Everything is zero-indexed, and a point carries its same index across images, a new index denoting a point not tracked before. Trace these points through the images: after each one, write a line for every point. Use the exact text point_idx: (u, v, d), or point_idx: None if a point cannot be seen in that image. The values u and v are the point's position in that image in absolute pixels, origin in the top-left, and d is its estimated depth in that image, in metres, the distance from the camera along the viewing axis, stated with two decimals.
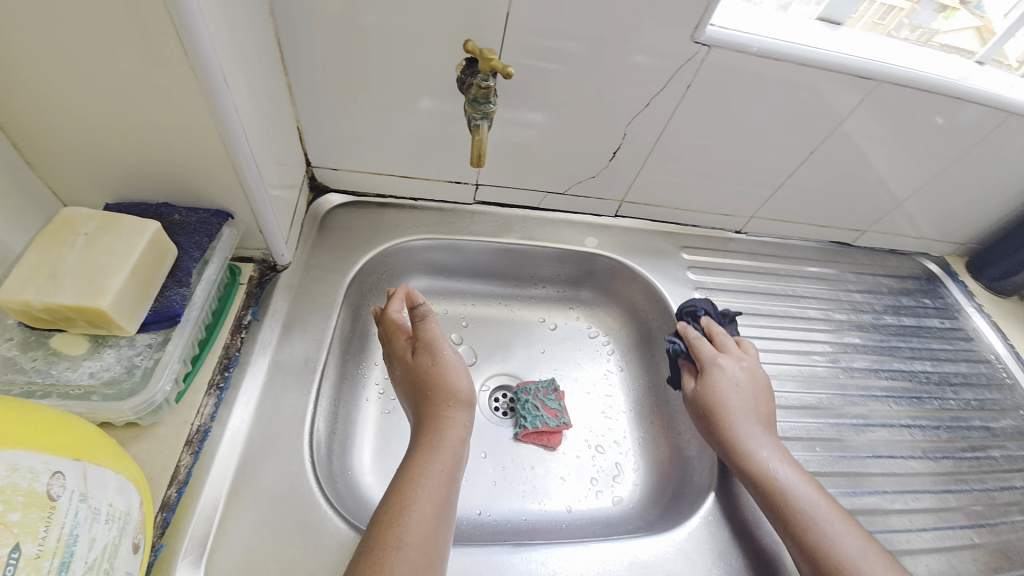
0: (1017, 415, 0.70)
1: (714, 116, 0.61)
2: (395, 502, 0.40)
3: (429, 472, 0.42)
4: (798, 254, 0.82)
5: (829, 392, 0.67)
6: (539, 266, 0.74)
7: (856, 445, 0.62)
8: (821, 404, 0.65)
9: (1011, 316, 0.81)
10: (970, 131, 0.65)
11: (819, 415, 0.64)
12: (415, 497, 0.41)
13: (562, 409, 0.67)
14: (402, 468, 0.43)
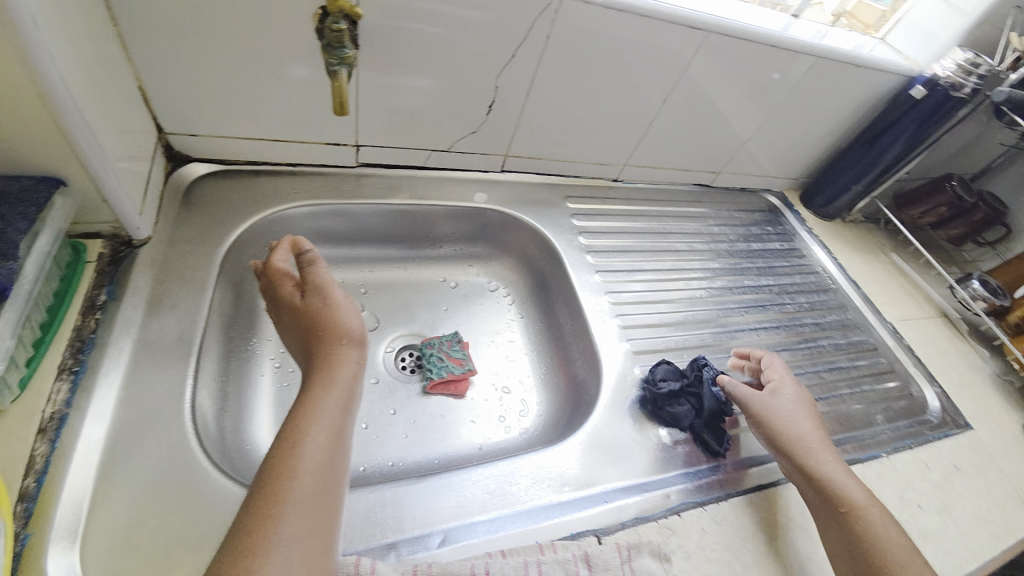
0: (840, 311, 0.85)
1: (575, 67, 0.65)
2: (289, 439, 0.40)
3: (324, 410, 0.42)
4: (665, 197, 0.92)
5: (693, 309, 0.77)
6: (432, 224, 0.76)
7: (717, 351, 0.72)
8: (687, 320, 0.74)
9: (834, 235, 0.98)
10: (788, 79, 0.77)
11: (687, 330, 0.73)
12: (311, 429, 0.41)
13: (467, 358, 0.71)
14: (295, 405, 0.43)
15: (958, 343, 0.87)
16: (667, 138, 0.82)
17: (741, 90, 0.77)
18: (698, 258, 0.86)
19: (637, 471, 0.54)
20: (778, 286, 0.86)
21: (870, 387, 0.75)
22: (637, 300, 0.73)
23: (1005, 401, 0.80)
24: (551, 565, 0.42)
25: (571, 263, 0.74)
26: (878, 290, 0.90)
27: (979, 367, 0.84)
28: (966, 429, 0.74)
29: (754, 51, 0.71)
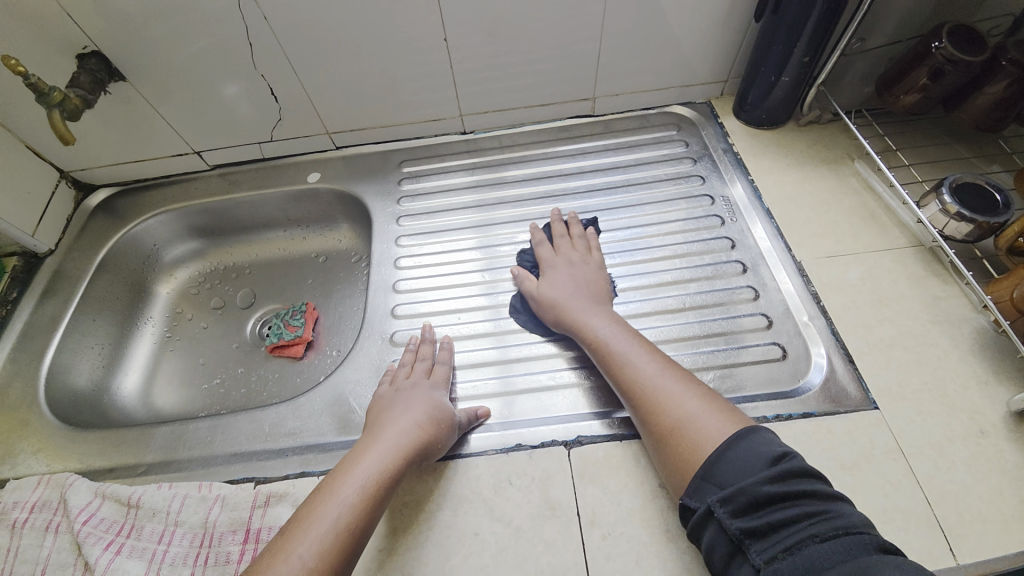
0: (725, 249, 0.67)
1: (319, 35, 0.68)
2: (329, 491, 0.44)
3: (365, 465, 0.46)
4: (524, 141, 0.83)
5: (501, 265, 0.71)
6: (282, 208, 0.85)
7: (506, 310, 0.66)
8: (485, 277, 0.69)
9: (763, 149, 0.75)
10: None
11: (480, 289, 0.68)
12: (351, 478, 0.45)
13: (301, 325, 0.80)
14: (344, 465, 0.46)
15: (930, 284, 0.59)
16: (485, 76, 0.76)
17: (528, 0, 0.67)
18: (540, 203, 0.77)
19: (332, 430, 0.56)
20: (642, 226, 0.72)
21: (713, 348, 0.59)
22: (430, 262, 0.72)
23: (982, 367, 0.53)
24: (194, 500, 0.50)
25: (377, 229, 0.76)
26: (804, 217, 0.67)
27: (955, 318, 0.56)
28: (862, 407, 0.52)
29: None
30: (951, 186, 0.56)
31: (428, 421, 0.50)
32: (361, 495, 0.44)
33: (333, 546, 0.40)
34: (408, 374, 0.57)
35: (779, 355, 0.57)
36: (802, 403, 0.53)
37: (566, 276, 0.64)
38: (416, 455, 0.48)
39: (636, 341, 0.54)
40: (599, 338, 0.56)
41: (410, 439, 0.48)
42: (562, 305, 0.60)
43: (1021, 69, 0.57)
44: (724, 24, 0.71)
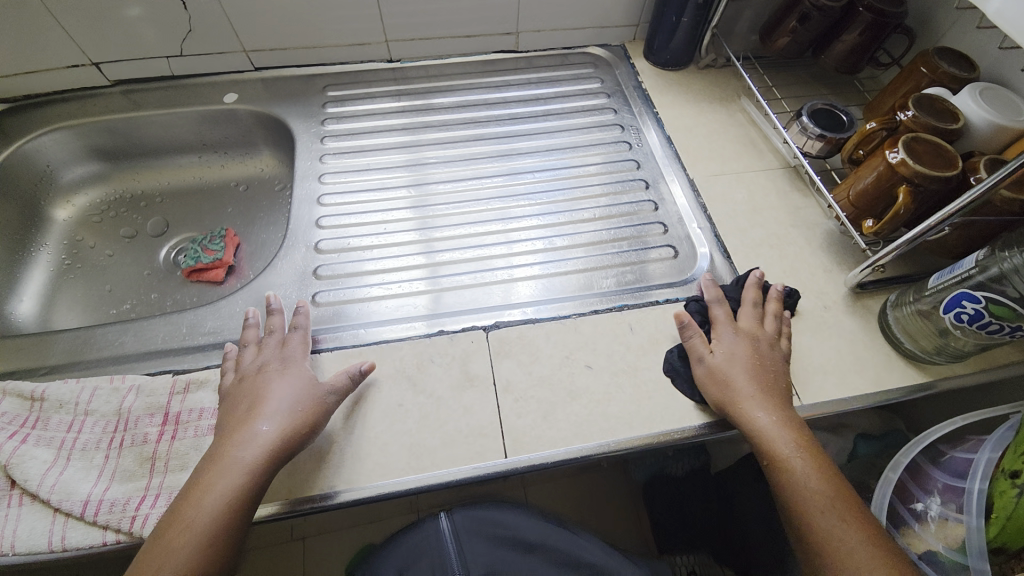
0: (632, 170, 0.75)
1: None
2: (201, 482, 0.42)
3: (239, 451, 0.43)
4: (451, 71, 0.86)
5: (426, 183, 0.74)
6: (196, 131, 0.82)
7: (431, 221, 0.69)
8: (409, 192, 0.72)
9: (667, 87, 0.83)
10: None
11: (406, 203, 0.71)
12: (226, 466, 0.43)
13: (221, 249, 0.78)
14: (215, 456, 0.43)
15: (793, 196, 0.69)
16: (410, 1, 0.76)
17: None
18: (465, 128, 0.80)
19: None
20: (561, 151, 0.78)
21: (617, 251, 0.66)
22: (355, 180, 0.73)
23: (827, 259, 0.64)
24: (106, 390, 0.49)
25: (300, 148, 0.75)
26: (698, 143, 0.76)
27: (811, 222, 0.67)
28: (733, 291, 0.62)
29: None
30: (809, 111, 0.67)
31: (291, 413, 0.46)
32: (224, 504, 0.41)
33: (201, 560, 0.39)
34: (256, 353, 0.51)
35: (672, 254, 0.65)
36: (686, 290, 0.62)
37: (741, 351, 0.52)
38: (283, 452, 0.44)
39: (780, 420, 0.48)
40: (791, 468, 0.45)
41: (273, 439, 0.44)
42: (727, 382, 0.50)
43: (876, 16, 0.68)
44: None
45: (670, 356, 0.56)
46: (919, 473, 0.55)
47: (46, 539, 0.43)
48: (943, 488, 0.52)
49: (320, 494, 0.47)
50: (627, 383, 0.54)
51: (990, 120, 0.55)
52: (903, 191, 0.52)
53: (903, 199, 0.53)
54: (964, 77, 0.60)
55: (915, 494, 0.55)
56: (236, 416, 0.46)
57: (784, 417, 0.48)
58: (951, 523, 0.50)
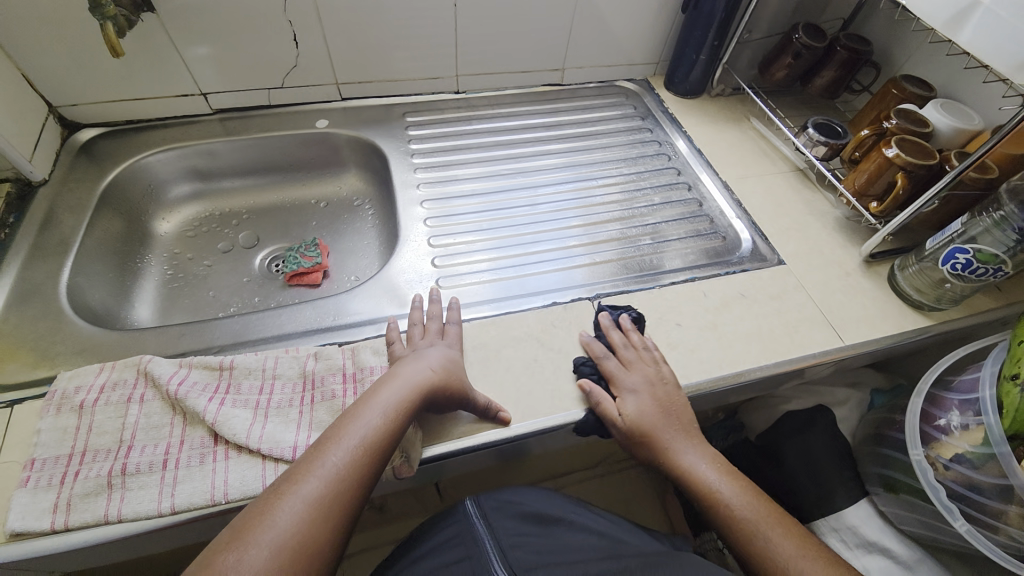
0: (673, 175, 0.90)
1: None
2: (348, 418, 0.49)
3: (382, 398, 0.50)
4: (509, 101, 1.00)
5: (444, 198, 0.84)
6: (286, 152, 0.91)
7: (450, 229, 0.79)
8: (429, 206, 0.82)
9: (689, 111, 1.00)
10: None
11: (440, 211, 0.81)
12: (368, 409, 0.49)
13: (318, 255, 0.86)
14: (361, 400, 0.51)
15: (805, 191, 0.86)
16: (481, 44, 0.91)
17: None
18: (528, 146, 0.94)
19: (393, 306, 0.67)
20: (610, 162, 0.93)
21: (675, 237, 0.80)
22: (446, 188, 0.85)
23: (841, 238, 0.80)
24: (287, 358, 0.57)
25: (393, 164, 0.86)
26: (722, 154, 0.93)
27: (823, 211, 0.84)
28: (776, 264, 0.76)
29: None
30: (812, 125, 0.85)
31: (428, 373, 0.53)
32: (383, 420, 0.49)
33: (358, 457, 0.46)
34: (423, 333, 0.60)
35: (720, 239, 0.80)
36: (738, 265, 0.76)
37: (648, 404, 0.58)
38: (433, 393, 0.52)
39: (719, 472, 0.56)
40: (711, 493, 0.55)
41: (427, 378, 0.53)
42: (657, 433, 0.57)
43: (852, 56, 0.88)
44: (662, 14, 0.95)
45: (740, 314, 0.69)
46: (937, 398, 0.69)
47: (260, 482, 0.49)
48: (960, 404, 0.65)
49: (486, 433, 0.55)
50: (710, 335, 0.66)
51: (952, 127, 0.74)
52: (902, 176, 0.69)
53: (901, 182, 0.70)
54: (926, 97, 0.79)
55: (938, 414, 0.68)
56: (387, 374, 0.54)
57: (717, 468, 0.56)
58: (973, 428, 0.62)
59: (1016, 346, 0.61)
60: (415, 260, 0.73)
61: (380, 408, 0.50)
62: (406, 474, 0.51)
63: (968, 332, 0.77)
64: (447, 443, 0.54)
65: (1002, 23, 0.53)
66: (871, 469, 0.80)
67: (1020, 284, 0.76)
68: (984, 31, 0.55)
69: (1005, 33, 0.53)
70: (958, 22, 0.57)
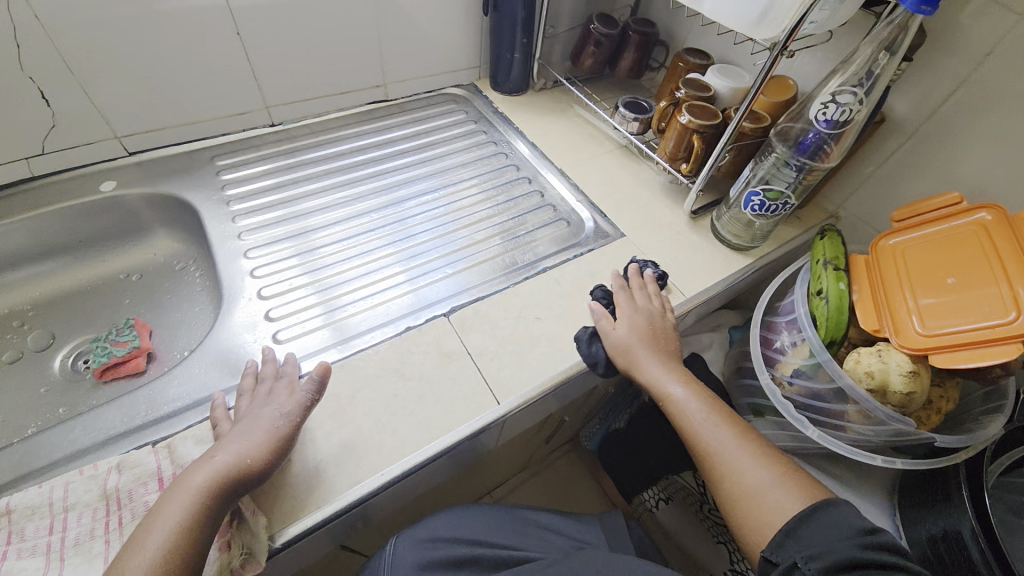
0: (514, 172, 0.92)
1: (99, 34, 0.67)
2: (119, 562, 0.39)
3: (167, 518, 0.41)
4: (334, 125, 0.94)
5: (307, 232, 0.77)
6: (68, 226, 0.76)
7: (295, 270, 0.71)
8: (295, 242, 0.75)
9: (519, 108, 1.03)
10: None
11: (301, 249, 0.75)
12: (146, 540, 0.39)
13: (134, 337, 0.74)
14: (138, 530, 0.40)
15: (632, 165, 0.93)
16: (285, 67, 0.84)
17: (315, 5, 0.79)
18: (364, 169, 0.90)
19: (223, 378, 0.58)
20: (453, 170, 0.92)
21: (526, 232, 0.81)
22: (310, 221, 0.79)
23: (669, 202, 0.87)
24: (80, 481, 0.46)
25: (209, 217, 0.76)
26: (556, 144, 0.96)
27: (650, 180, 0.90)
28: (618, 237, 0.80)
29: None
30: (622, 104, 0.91)
31: (228, 465, 0.44)
32: (163, 552, 0.39)
33: None
34: (251, 400, 0.53)
35: (566, 225, 0.82)
36: (586, 246, 0.79)
37: (641, 325, 0.64)
38: (249, 474, 0.45)
39: (682, 382, 0.60)
40: (676, 402, 0.59)
41: (244, 453, 0.46)
42: (635, 353, 0.61)
43: (642, 37, 0.97)
44: (469, 18, 0.96)
45: (594, 293, 0.71)
46: (772, 324, 0.78)
47: None
48: (786, 325, 0.74)
49: (354, 489, 0.50)
50: (570, 322, 0.68)
51: (729, 89, 0.83)
52: (697, 138, 0.77)
53: (698, 143, 0.77)
54: (705, 65, 0.89)
55: (774, 338, 0.76)
56: (176, 480, 0.44)
57: (708, 402, 0.58)
58: (801, 343, 0.70)
59: (814, 265, 0.71)
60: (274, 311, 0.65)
61: (164, 534, 0.40)
62: (250, 572, 0.44)
63: (784, 259, 0.88)
64: (302, 522, 0.47)
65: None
66: (741, 401, 0.88)
67: (812, 212, 0.88)
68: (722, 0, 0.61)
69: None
70: None
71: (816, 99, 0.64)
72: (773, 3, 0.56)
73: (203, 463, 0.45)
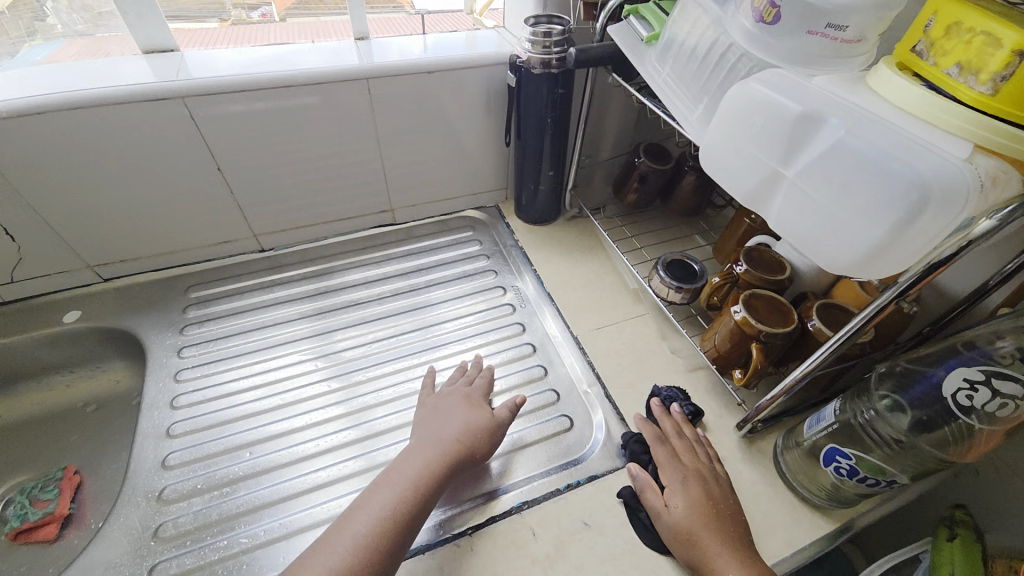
0: (521, 332, 0.75)
1: (67, 175, 0.63)
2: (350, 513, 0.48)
3: (408, 472, 0.51)
4: (331, 252, 0.85)
5: (348, 371, 0.69)
6: (31, 356, 0.72)
7: (280, 439, 0.61)
8: (338, 384, 0.67)
9: (542, 243, 0.88)
10: (351, 108, 0.72)
11: (296, 409, 0.64)
12: (373, 498, 0.49)
13: (54, 499, 0.66)
14: (370, 485, 0.51)
15: (672, 338, 0.73)
16: (277, 196, 0.77)
17: (305, 138, 0.72)
18: (385, 301, 0.79)
19: None
20: (461, 317, 0.77)
21: (519, 430, 0.63)
22: (352, 358, 0.70)
23: (716, 405, 0.65)
24: None
25: (152, 368, 0.67)
26: (576, 298, 0.78)
27: (692, 365, 0.69)
28: None
29: (268, 100, 0.66)
30: (663, 265, 0.71)
31: (463, 433, 0.55)
32: (397, 500, 0.48)
33: (378, 537, 0.45)
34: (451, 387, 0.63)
35: (568, 425, 0.63)
36: (586, 469, 0.58)
37: (697, 496, 0.50)
38: (476, 440, 0.55)
39: (731, 543, 0.47)
40: (711, 544, 0.47)
41: (460, 435, 0.55)
42: (701, 544, 0.47)
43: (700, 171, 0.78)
44: (487, 144, 0.85)
45: (580, 561, 0.51)
46: None
47: None
48: None
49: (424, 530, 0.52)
50: None
51: (811, 267, 0.62)
52: (756, 347, 0.55)
53: (758, 355, 0.55)
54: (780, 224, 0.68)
55: None
56: (417, 441, 0.55)
57: (690, 503, 0.50)
58: None
59: None
60: (216, 519, 0.53)
61: (390, 490, 0.49)
62: None
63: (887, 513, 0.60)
64: None
65: (811, 206, 0.39)
66: None
67: None
68: (794, 211, 0.40)
69: (816, 215, 0.39)
70: (760, 195, 0.43)
71: (955, 369, 0.42)
72: (887, 243, 0.35)
73: (446, 429, 0.56)
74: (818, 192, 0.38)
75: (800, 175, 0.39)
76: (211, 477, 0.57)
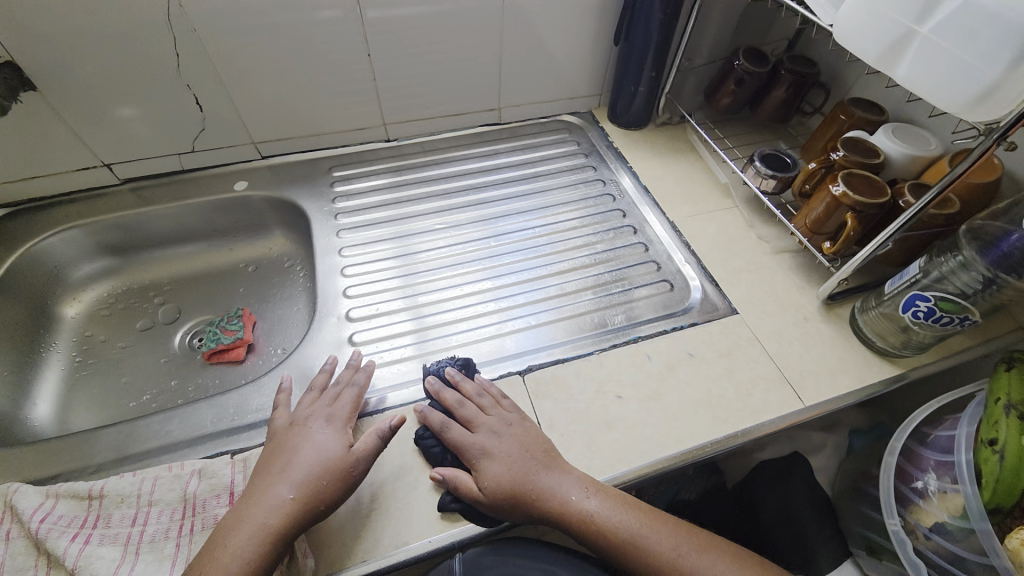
0: (619, 217, 0.84)
1: (251, 53, 0.74)
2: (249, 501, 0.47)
3: (274, 493, 0.47)
4: (444, 145, 0.95)
5: (410, 252, 0.79)
6: (205, 218, 0.86)
7: (377, 295, 0.73)
8: (404, 262, 0.77)
9: (636, 144, 0.95)
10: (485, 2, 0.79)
11: (371, 279, 0.75)
12: (268, 493, 0.47)
13: (240, 330, 0.80)
14: (258, 477, 0.49)
15: (759, 225, 0.81)
16: (409, 88, 0.86)
17: (442, 30, 0.80)
18: (478, 192, 0.89)
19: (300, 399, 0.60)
20: (553, 207, 0.87)
21: (619, 290, 0.74)
22: (415, 242, 0.80)
23: (799, 279, 0.74)
24: (167, 478, 0.52)
25: (317, 227, 0.81)
26: (670, 191, 0.87)
27: (778, 247, 0.78)
28: (727, 314, 0.70)
29: None
30: (759, 157, 0.78)
31: (320, 465, 0.49)
32: (282, 514, 0.46)
33: (285, 527, 0.45)
34: (312, 402, 0.57)
35: (669, 287, 0.74)
36: (687, 318, 0.70)
37: (525, 440, 0.54)
38: (335, 481, 0.49)
39: (629, 516, 0.50)
40: (646, 533, 0.49)
41: (323, 464, 0.50)
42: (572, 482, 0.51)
43: (795, 76, 0.83)
44: (594, 46, 0.91)
45: (686, 378, 0.63)
46: (912, 455, 0.63)
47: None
48: (936, 464, 0.59)
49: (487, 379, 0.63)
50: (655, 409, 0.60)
51: (903, 156, 0.68)
52: (852, 217, 0.63)
53: (852, 223, 0.64)
54: (874, 120, 0.74)
55: (913, 474, 0.61)
56: (306, 446, 0.51)
57: (525, 444, 0.53)
58: (950, 494, 0.56)
59: (991, 406, 0.55)
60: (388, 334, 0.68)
61: (278, 494, 0.47)
62: None
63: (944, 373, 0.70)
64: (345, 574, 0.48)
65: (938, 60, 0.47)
66: (853, 528, 0.72)
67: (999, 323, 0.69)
68: (923, 66, 0.48)
69: (943, 67, 0.47)
70: (891, 56, 0.51)
71: None
72: (999, 82, 0.42)
73: (316, 445, 0.51)
74: (944, 45, 0.46)
75: (930, 32, 0.46)
76: (371, 308, 0.71)
